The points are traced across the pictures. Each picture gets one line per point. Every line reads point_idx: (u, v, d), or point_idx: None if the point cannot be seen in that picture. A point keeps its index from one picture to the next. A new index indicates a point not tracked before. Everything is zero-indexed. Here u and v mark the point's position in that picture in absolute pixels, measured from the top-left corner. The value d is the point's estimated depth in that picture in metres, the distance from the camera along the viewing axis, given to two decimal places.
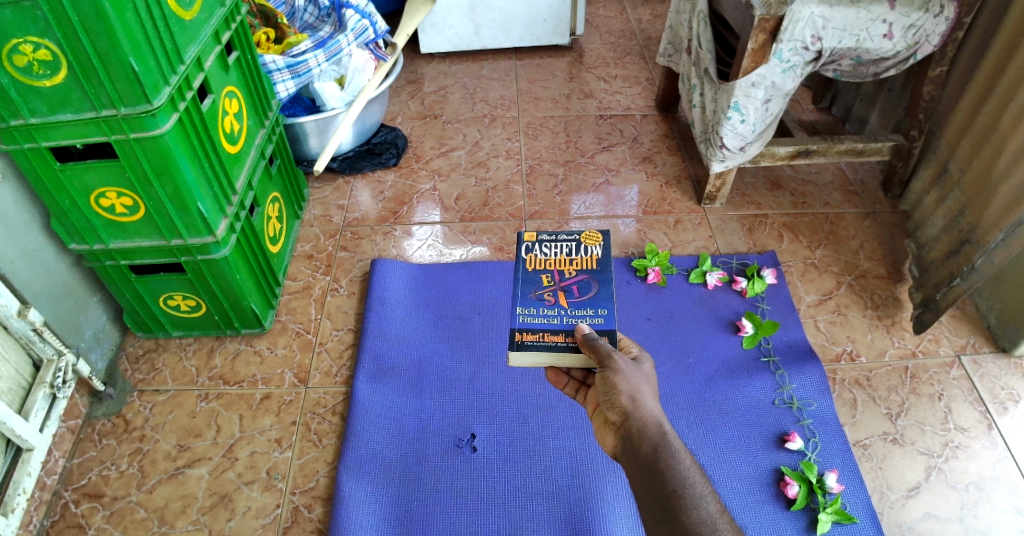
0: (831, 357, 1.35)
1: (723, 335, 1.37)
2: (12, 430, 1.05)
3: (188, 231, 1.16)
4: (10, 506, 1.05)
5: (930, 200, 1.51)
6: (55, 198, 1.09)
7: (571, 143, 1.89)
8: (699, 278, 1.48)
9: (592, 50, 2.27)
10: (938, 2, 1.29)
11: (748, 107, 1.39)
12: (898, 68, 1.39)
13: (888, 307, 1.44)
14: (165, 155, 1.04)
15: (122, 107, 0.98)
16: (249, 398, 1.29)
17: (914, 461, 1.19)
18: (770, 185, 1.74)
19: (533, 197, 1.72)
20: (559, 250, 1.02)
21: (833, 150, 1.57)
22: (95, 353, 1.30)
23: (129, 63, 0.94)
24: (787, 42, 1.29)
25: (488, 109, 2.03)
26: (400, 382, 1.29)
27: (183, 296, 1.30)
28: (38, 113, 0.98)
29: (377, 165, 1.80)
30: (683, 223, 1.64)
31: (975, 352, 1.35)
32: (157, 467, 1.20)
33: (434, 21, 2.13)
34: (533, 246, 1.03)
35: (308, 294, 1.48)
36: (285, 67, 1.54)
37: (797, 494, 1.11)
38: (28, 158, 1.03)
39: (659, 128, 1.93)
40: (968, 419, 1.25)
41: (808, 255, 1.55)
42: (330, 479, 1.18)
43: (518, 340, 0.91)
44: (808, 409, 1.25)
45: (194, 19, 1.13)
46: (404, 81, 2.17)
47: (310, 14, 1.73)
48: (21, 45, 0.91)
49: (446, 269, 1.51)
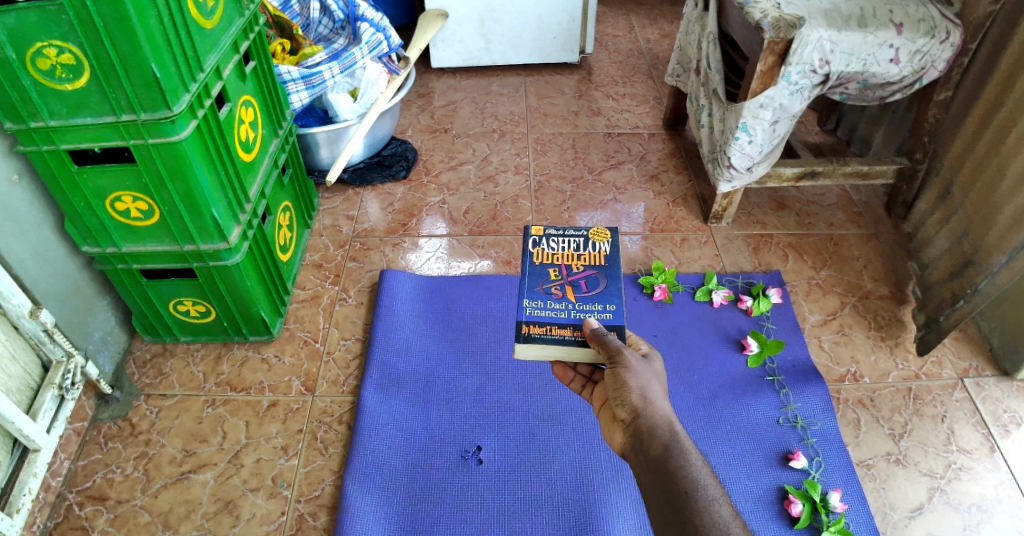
0: (835, 377, 1.36)
1: (728, 353, 1.38)
2: (19, 429, 1.05)
3: (200, 236, 1.17)
4: (14, 506, 1.05)
5: (933, 222, 1.53)
6: (70, 200, 1.10)
7: (579, 159, 1.91)
8: (704, 296, 1.49)
9: (600, 69, 2.30)
10: (942, 28, 1.32)
11: (755, 128, 1.41)
12: (903, 92, 1.42)
13: (891, 328, 1.45)
14: (182, 161, 1.06)
15: (141, 111, 1.00)
16: (256, 405, 1.29)
17: (916, 482, 1.19)
18: (775, 205, 1.76)
19: (541, 212, 1.74)
20: (567, 245, 1.03)
21: (838, 172, 1.59)
22: (103, 356, 1.30)
23: (149, 68, 0.95)
24: (795, 65, 1.31)
25: (498, 124, 2.05)
26: (407, 392, 1.30)
27: (193, 301, 1.30)
28: (58, 115, 1.00)
29: (387, 177, 1.82)
30: (689, 241, 1.65)
31: (977, 374, 1.36)
32: (162, 471, 1.20)
33: (445, 36, 2.16)
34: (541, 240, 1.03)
35: (316, 303, 1.49)
36: (299, 77, 1.56)
37: (800, 512, 1.12)
38: (46, 160, 1.05)
39: (666, 147, 1.96)
40: (969, 440, 1.25)
41: (813, 275, 1.57)
42: (336, 487, 1.18)
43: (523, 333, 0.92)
44: (812, 428, 1.25)
45: (213, 28, 1.15)
46: (414, 95, 2.19)
47: (325, 27, 1.76)
48: (45, 48, 0.92)
49: (454, 281, 1.52)
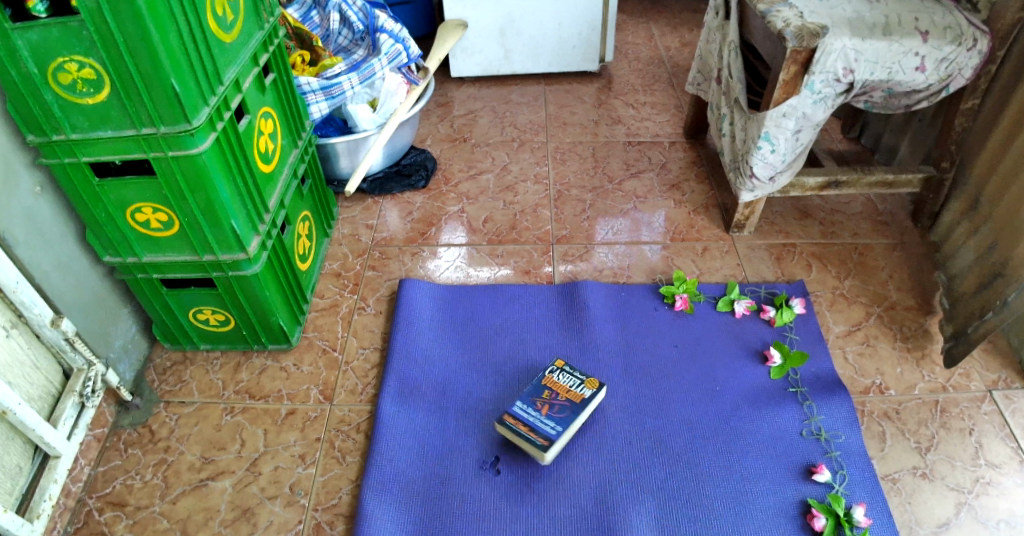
0: (860, 389, 1.33)
1: (749, 365, 1.36)
2: (41, 436, 1.07)
3: (220, 246, 1.18)
4: (35, 512, 1.06)
5: (960, 232, 1.49)
6: (92, 212, 1.12)
7: (599, 168, 1.90)
8: (725, 307, 1.47)
9: (621, 78, 2.30)
10: (970, 35, 1.29)
11: (778, 138, 1.39)
12: (930, 101, 1.39)
13: (917, 340, 1.42)
14: (202, 173, 1.07)
15: (161, 125, 1.01)
16: (274, 413, 1.30)
17: (943, 497, 1.16)
18: (798, 215, 1.73)
19: (560, 221, 1.73)
20: (571, 381, 1.25)
21: (862, 181, 1.56)
22: (124, 363, 1.31)
23: (170, 84, 0.96)
24: (818, 74, 1.29)
25: (517, 133, 2.05)
26: (424, 402, 1.29)
27: (213, 309, 1.31)
28: (79, 128, 1.01)
29: (406, 186, 1.83)
30: (710, 251, 1.63)
31: (1007, 387, 1.32)
32: (181, 478, 1.20)
33: (466, 46, 2.17)
34: (556, 372, 1.26)
35: (334, 311, 1.49)
36: (319, 88, 1.58)
37: (823, 526, 1.08)
38: (68, 173, 1.07)
39: (686, 156, 1.94)
40: (999, 454, 1.22)
41: (836, 286, 1.54)
42: (352, 496, 1.17)
43: (501, 423, 1.20)
44: (836, 441, 1.22)
45: (233, 42, 1.17)
46: (435, 104, 2.20)
47: (345, 38, 1.78)
48: (67, 63, 0.94)
49: (473, 291, 1.52)
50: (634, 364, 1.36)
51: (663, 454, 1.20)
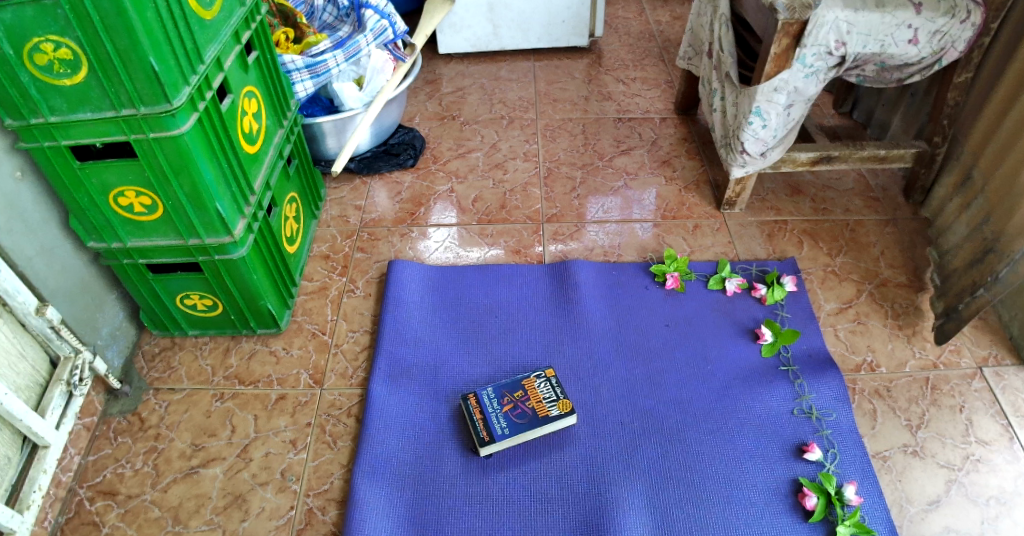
0: (851, 367, 1.33)
1: (741, 343, 1.36)
2: (28, 427, 1.06)
3: (205, 230, 1.16)
4: (25, 503, 1.06)
5: (952, 207, 1.49)
6: (74, 196, 1.09)
7: (589, 145, 1.88)
8: (718, 285, 1.46)
9: (611, 52, 2.26)
10: (964, 7, 1.27)
11: (770, 113, 1.37)
12: (923, 74, 1.37)
13: (909, 317, 1.42)
14: (185, 156, 1.04)
15: (141, 106, 0.98)
16: (264, 399, 1.29)
17: (933, 475, 1.17)
18: (790, 191, 1.72)
19: (550, 200, 1.71)
20: (549, 394, 1.22)
21: (855, 156, 1.55)
22: (112, 351, 1.30)
23: (149, 62, 0.93)
24: (810, 47, 1.27)
25: (506, 110, 2.02)
26: (416, 385, 1.29)
27: (200, 295, 1.30)
28: (58, 111, 0.98)
29: (395, 166, 1.81)
30: (701, 228, 1.62)
31: (997, 364, 1.33)
32: (172, 466, 1.20)
33: (453, 22, 2.13)
34: (541, 380, 1.24)
35: (323, 294, 1.48)
36: (304, 67, 1.53)
37: (815, 505, 1.09)
38: (48, 157, 1.04)
39: (678, 131, 1.92)
40: (989, 432, 1.23)
41: (829, 262, 1.54)
42: (344, 481, 1.17)
43: (462, 400, 1.22)
44: (827, 419, 1.23)
45: (214, 18, 1.13)
46: (422, 81, 2.16)
47: (329, 14, 1.74)
48: (43, 44, 0.90)
49: (463, 271, 1.51)
50: (627, 344, 1.35)
51: (655, 435, 1.21)
